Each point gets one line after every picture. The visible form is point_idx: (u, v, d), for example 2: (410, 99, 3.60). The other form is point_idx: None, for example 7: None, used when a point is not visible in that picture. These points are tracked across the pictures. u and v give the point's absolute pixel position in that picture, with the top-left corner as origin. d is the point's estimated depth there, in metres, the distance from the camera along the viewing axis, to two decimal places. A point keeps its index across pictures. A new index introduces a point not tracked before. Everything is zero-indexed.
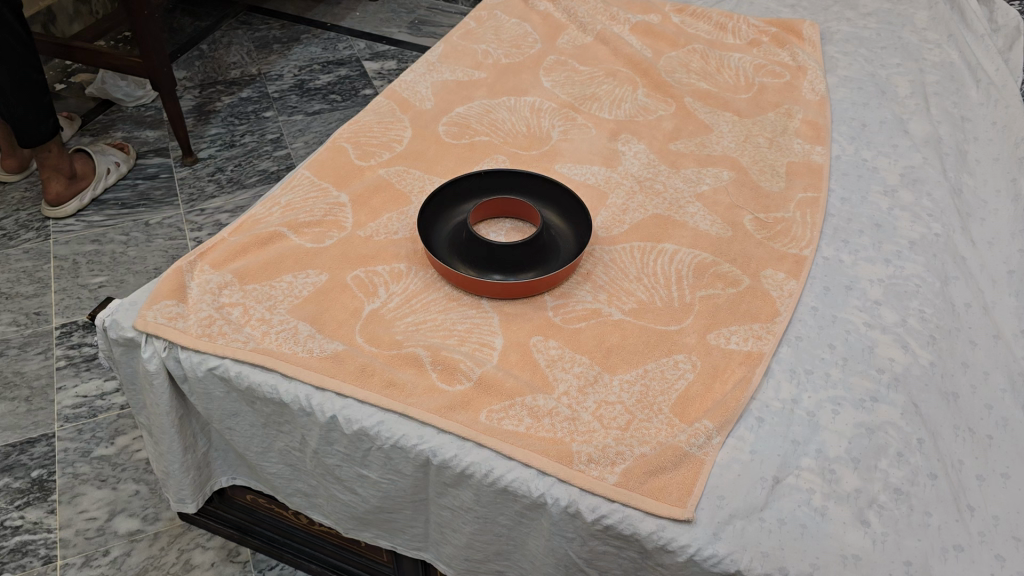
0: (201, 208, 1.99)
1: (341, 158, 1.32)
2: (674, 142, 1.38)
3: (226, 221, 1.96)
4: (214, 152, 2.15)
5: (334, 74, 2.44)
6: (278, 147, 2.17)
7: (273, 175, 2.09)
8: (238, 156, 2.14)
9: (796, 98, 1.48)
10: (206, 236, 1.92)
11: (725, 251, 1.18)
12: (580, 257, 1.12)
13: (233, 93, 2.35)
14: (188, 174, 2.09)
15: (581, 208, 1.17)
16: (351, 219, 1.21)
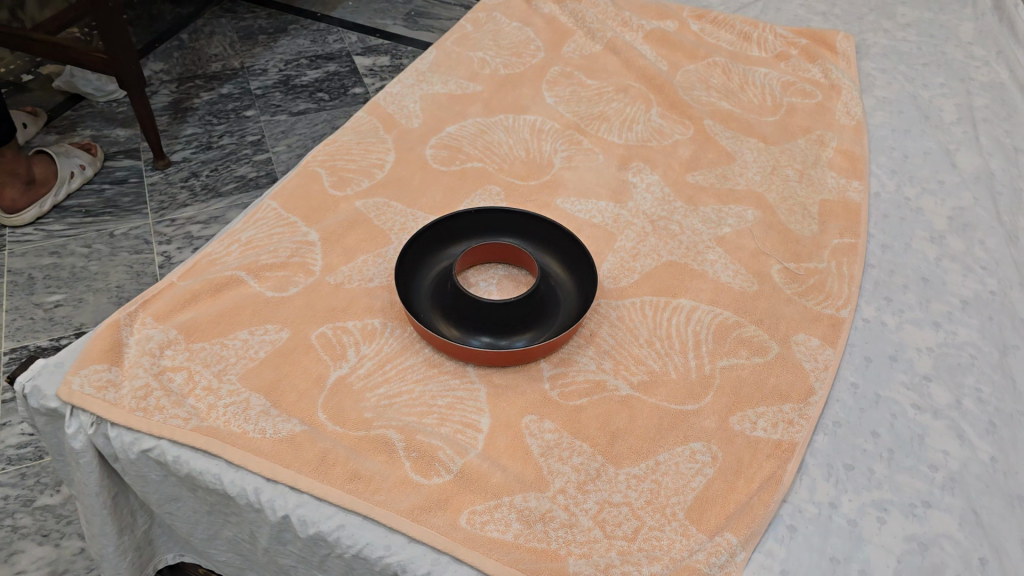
0: (171, 219, 1.83)
1: (313, 186, 1.16)
2: (692, 173, 1.22)
3: (198, 234, 1.80)
4: (189, 155, 1.99)
5: (323, 70, 2.28)
6: (258, 151, 2.01)
7: (251, 183, 1.93)
8: (215, 160, 1.98)
9: (829, 122, 1.32)
10: (175, 251, 1.76)
11: (749, 310, 1.02)
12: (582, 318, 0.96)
13: (213, 89, 2.19)
14: (159, 179, 1.92)
15: (586, 259, 1.01)
16: (321, 261, 1.05)
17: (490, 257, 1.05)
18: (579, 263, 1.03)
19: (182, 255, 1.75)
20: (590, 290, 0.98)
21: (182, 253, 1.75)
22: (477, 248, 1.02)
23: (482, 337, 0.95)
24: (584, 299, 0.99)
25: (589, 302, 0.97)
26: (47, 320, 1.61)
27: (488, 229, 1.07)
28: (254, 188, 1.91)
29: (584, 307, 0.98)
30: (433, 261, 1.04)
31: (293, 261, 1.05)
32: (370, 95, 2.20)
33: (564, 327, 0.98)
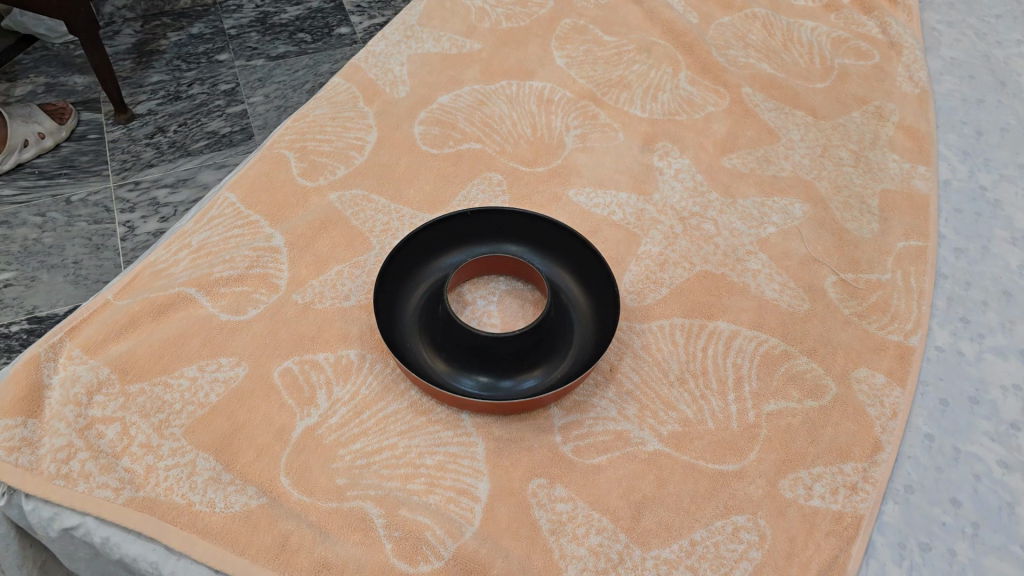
0: (134, 181, 1.64)
1: (280, 173, 0.97)
2: (728, 155, 1.03)
3: (164, 200, 1.61)
4: (155, 106, 1.79)
5: (304, 6, 2.05)
6: (232, 102, 1.80)
7: (224, 139, 1.73)
8: (185, 113, 1.78)
9: (888, 90, 1.12)
10: (138, 219, 1.58)
11: (800, 336, 0.85)
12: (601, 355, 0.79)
13: (181, 29, 1.96)
14: (121, 135, 1.73)
15: (606, 277, 0.84)
16: (287, 273, 0.88)
17: (491, 270, 0.88)
18: (597, 280, 0.85)
19: (147, 225, 1.57)
20: (610, 319, 0.81)
21: (146, 222, 1.57)
22: (476, 261, 0.84)
23: (478, 378, 0.79)
24: (603, 328, 0.82)
25: (609, 336, 0.80)
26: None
27: (489, 234, 0.90)
28: (228, 146, 1.72)
29: (602, 340, 0.81)
30: (423, 274, 0.87)
31: (254, 274, 0.88)
32: (357, 37, 1.98)
33: (578, 365, 0.81)
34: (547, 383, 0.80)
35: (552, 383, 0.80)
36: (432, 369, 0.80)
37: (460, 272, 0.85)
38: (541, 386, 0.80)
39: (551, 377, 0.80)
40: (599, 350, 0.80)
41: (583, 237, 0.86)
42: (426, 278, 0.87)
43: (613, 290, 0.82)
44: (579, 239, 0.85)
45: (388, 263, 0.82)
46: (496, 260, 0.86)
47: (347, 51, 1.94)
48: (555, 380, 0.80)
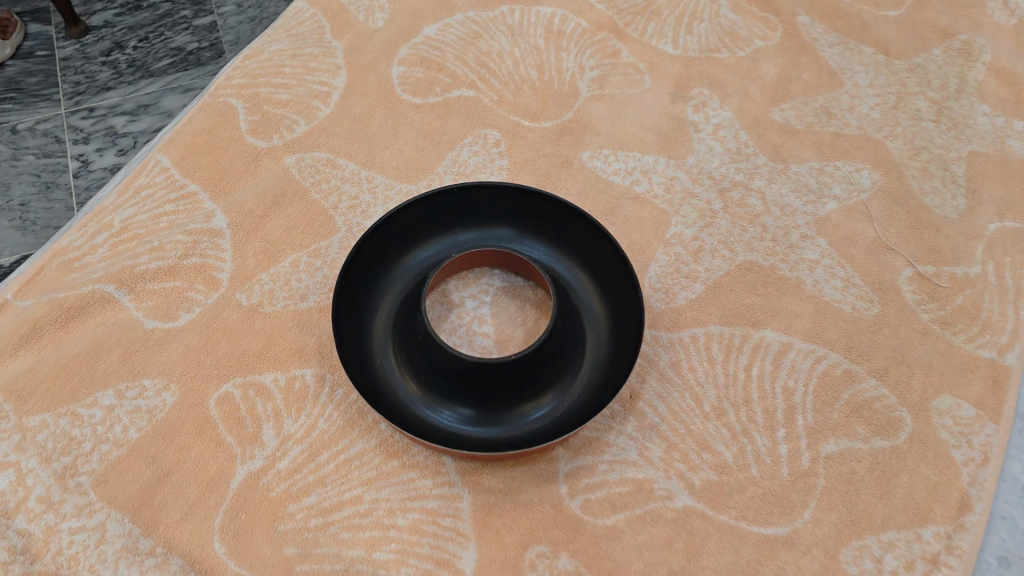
0: (89, 107, 1.42)
1: (225, 130, 0.79)
2: (780, 106, 0.83)
3: (123, 128, 1.39)
4: (112, 17, 1.56)
5: None
6: (199, 12, 1.55)
7: (189, 55, 1.49)
8: (145, 25, 1.54)
9: (978, 18, 0.91)
10: (94, 152, 1.36)
11: (868, 351, 0.69)
12: (618, 381, 0.63)
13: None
14: (74, 52, 1.50)
15: (625, 279, 0.66)
16: (230, 265, 0.71)
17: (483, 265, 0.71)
18: (613, 281, 0.68)
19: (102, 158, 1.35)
20: (629, 335, 0.64)
21: (102, 155, 1.35)
22: (461, 258, 0.67)
23: (466, 411, 0.63)
24: (622, 345, 0.65)
25: (628, 358, 0.63)
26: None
27: (482, 217, 0.72)
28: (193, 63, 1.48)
29: (620, 361, 0.64)
30: (400, 270, 0.70)
31: (189, 265, 0.71)
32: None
33: (591, 393, 0.65)
34: (551, 417, 0.64)
35: (558, 417, 0.64)
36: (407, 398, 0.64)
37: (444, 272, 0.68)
38: (543, 420, 0.64)
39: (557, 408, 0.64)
40: (616, 376, 0.63)
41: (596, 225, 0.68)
42: (404, 276, 0.70)
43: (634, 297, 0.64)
44: (591, 227, 0.67)
45: (352, 263, 0.65)
46: (489, 255, 0.68)
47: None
48: (561, 413, 0.64)
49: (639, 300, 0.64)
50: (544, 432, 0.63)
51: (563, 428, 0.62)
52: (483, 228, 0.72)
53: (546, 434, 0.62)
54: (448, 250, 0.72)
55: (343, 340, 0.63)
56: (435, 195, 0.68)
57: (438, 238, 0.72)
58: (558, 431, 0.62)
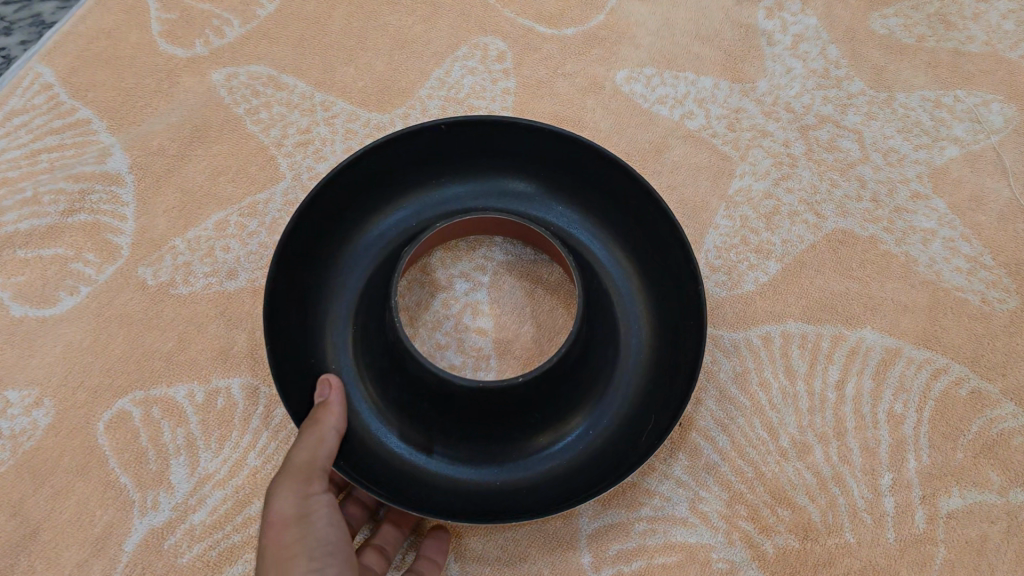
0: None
1: (129, 31, 0.58)
2: (882, 10, 0.62)
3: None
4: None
5: None
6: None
7: None
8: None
9: None
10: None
11: (1001, 363, 0.51)
12: (668, 404, 0.45)
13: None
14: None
15: (677, 262, 0.47)
16: (132, 226, 0.51)
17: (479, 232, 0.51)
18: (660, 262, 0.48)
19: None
20: (682, 343, 0.46)
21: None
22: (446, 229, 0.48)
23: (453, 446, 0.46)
24: (674, 349, 0.47)
25: (682, 373, 0.45)
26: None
27: (478, 163, 0.52)
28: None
29: (668, 380, 0.46)
30: (365, 237, 0.51)
31: (76, 224, 0.51)
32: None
33: (627, 420, 0.47)
34: (571, 455, 0.46)
35: (580, 457, 0.46)
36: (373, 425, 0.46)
37: (426, 245, 0.48)
38: (560, 460, 0.46)
39: (579, 442, 0.47)
40: (661, 403, 0.45)
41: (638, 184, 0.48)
42: (371, 245, 0.51)
43: (691, 291, 0.45)
44: (631, 187, 0.48)
45: (295, 236, 0.46)
46: (488, 221, 0.49)
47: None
48: (585, 450, 0.46)
49: (699, 298, 0.45)
50: (560, 479, 0.45)
51: (589, 478, 0.44)
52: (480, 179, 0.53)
53: (564, 485, 0.45)
54: (432, 209, 0.53)
55: (281, 345, 0.45)
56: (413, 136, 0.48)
57: (418, 191, 0.52)
58: (580, 482, 0.44)
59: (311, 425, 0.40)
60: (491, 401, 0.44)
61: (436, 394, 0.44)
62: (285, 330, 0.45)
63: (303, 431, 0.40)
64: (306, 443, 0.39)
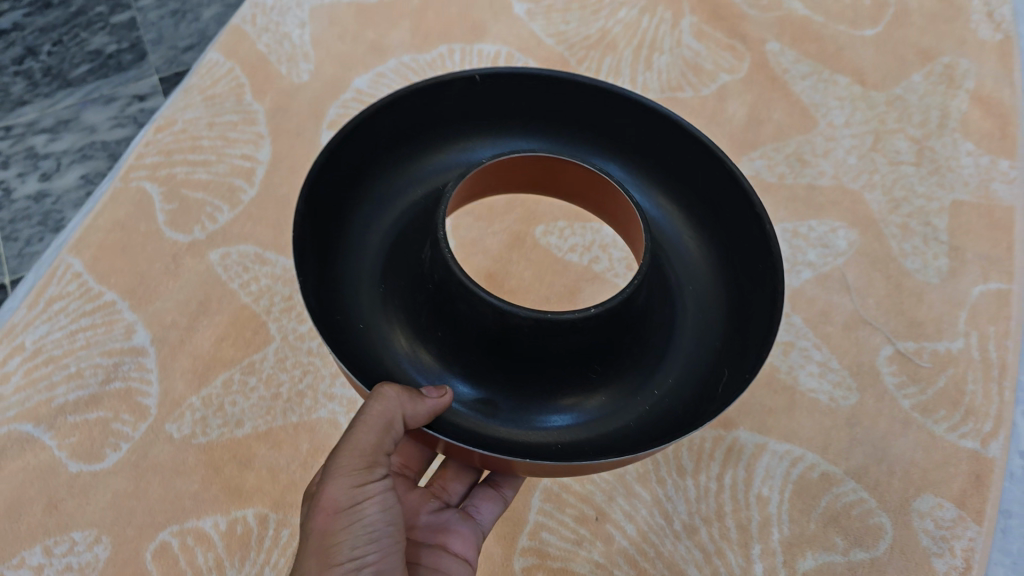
0: (4, 128, 1.32)
1: (139, 222, 0.74)
2: (750, 154, 0.77)
3: (44, 149, 1.30)
4: (21, 19, 1.44)
5: None
6: (116, 7, 1.45)
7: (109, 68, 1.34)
8: (57, 26, 1.43)
9: (958, 39, 0.84)
10: (16, 179, 1.27)
11: (845, 448, 0.65)
12: (746, 308, 0.54)
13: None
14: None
15: (744, 204, 0.54)
16: (156, 387, 0.67)
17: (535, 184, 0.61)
18: (733, 207, 0.56)
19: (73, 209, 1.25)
20: (759, 280, 0.53)
21: (23, 182, 1.26)
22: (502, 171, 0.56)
23: (527, 406, 0.52)
24: (741, 279, 0.56)
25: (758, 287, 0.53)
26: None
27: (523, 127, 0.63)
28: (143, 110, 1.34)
29: (747, 329, 0.53)
30: (422, 175, 0.61)
31: (112, 391, 0.67)
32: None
33: (703, 363, 0.54)
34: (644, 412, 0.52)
35: (656, 411, 0.52)
36: (414, 374, 0.53)
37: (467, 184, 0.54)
38: (635, 420, 0.52)
39: (660, 376, 0.54)
40: (746, 356, 0.51)
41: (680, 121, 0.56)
42: (433, 168, 0.62)
43: (759, 224, 0.53)
44: (688, 127, 0.55)
45: (342, 192, 0.56)
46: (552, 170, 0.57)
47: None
48: (669, 370, 0.54)
49: (774, 241, 0.51)
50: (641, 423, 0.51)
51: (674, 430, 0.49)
52: (558, 147, 0.63)
53: (636, 428, 0.51)
54: (429, 180, 0.61)
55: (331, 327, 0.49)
56: (450, 85, 0.57)
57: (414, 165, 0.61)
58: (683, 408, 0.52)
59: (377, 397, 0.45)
60: (561, 342, 0.49)
61: (501, 334, 0.49)
62: (324, 276, 0.52)
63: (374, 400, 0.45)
64: (384, 418, 0.45)
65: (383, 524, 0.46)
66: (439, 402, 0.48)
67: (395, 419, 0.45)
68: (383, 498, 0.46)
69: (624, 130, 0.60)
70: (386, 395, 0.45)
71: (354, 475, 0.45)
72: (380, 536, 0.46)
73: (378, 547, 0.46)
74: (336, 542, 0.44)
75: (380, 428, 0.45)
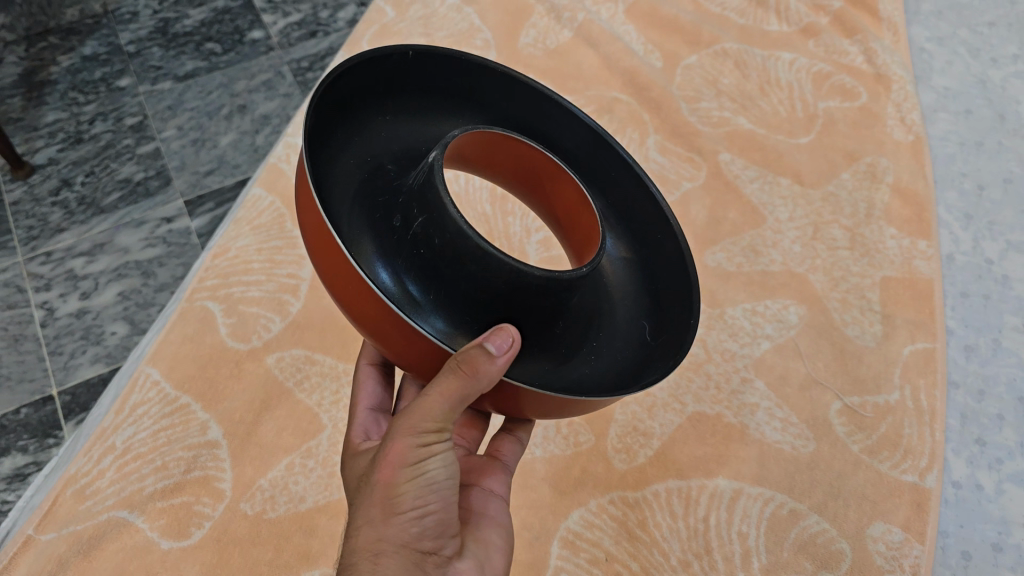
0: (46, 252, 1.35)
1: (206, 336, 0.88)
2: (712, 248, 0.92)
3: (82, 271, 1.34)
4: (55, 153, 1.45)
5: (208, 7, 1.65)
6: (142, 139, 1.47)
7: (139, 188, 1.42)
8: (89, 158, 1.45)
9: (879, 139, 1.00)
10: (57, 299, 1.31)
11: (808, 488, 0.78)
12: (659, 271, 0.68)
13: (72, 49, 1.57)
14: (23, 195, 1.41)
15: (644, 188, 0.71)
16: (231, 473, 0.80)
17: (488, 162, 0.67)
18: (637, 199, 0.72)
19: (112, 325, 1.28)
20: (664, 249, 0.68)
21: (65, 301, 1.30)
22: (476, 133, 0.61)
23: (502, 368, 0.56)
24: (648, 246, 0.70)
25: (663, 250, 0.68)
26: (7, 476, 1.15)
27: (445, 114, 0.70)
28: (171, 231, 1.38)
29: (658, 292, 0.67)
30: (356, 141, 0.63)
31: (192, 479, 0.80)
32: (273, 41, 1.60)
33: (632, 322, 0.66)
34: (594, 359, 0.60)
35: (605, 364, 0.61)
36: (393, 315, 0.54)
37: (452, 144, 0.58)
38: (591, 369, 0.59)
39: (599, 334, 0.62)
40: (671, 311, 0.65)
41: (588, 118, 0.71)
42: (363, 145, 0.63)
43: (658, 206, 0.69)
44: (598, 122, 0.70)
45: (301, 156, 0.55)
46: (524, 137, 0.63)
47: (289, 84, 1.55)
48: (613, 337, 0.63)
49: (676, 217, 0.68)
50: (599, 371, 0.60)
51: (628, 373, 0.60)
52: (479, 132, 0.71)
53: (601, 378, 0.59)
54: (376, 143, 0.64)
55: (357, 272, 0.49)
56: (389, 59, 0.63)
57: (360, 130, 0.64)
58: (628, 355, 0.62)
59: (454, 374, 0.50)
60: (549, 300, 0.55)
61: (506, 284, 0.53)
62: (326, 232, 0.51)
63: (455, 377, 0.50)
64: (461, 394, 0.51)
65: (442, 477, 0.55)
66: (508, 355, 0.51)
67: (467, 390, 0.51)
68: (442, 457, 0.55)
69: (532, 122, 0.73)
70: (458, 370, 0.50)
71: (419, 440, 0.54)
72: (438, 488, 0.55)
73: (437, 497, 0.55)
74: (402, 497, 0.54)
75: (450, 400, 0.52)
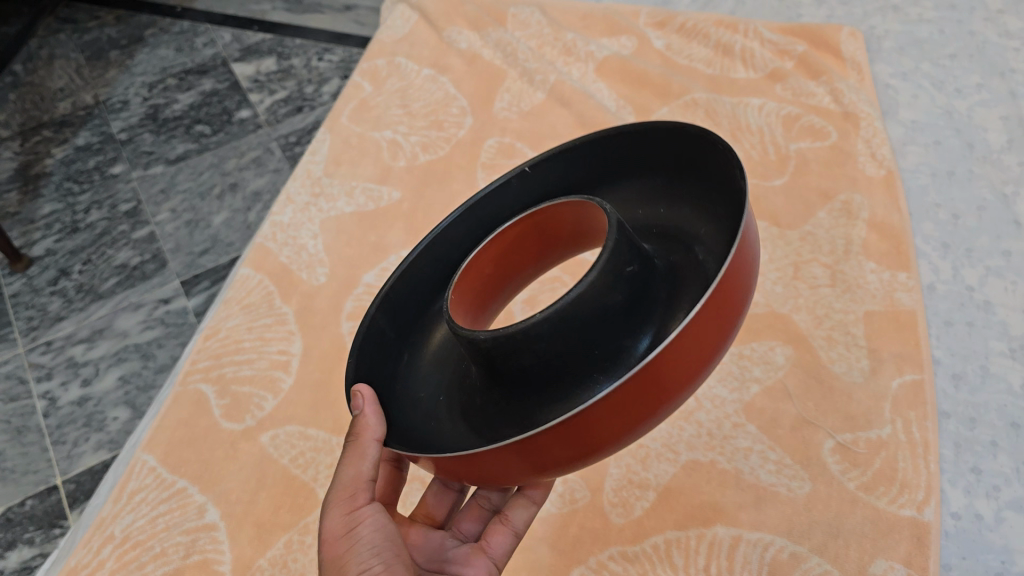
0: (46, 341, 1.37)
1: (202, 419, 0.89)
2: None
3: (82, 357, 1.35)
4: (52, 244, 1.49)
5: (196, 91, 1.68)
6: (137, 224, 1.50)
7: (134, 272, 1.44)
8: (86, 247, 1.47)
9: (852, 175, 1.02)
10: (58, 387, 1.32)
11: (806, 530, 0.78)
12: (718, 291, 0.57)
13: (65, 141, 1.62)
14: (22, 287, 1.44)
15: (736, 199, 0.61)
16: (231, 554, 0.80)
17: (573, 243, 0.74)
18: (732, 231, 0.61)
19: (113, 411, 1.28)
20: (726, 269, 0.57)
21: (66, 390, 1.31)
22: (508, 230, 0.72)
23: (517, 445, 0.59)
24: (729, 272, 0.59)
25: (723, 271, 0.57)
26: (15, 570, 1.14)
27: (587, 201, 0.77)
28: (168, 312, 1.38)
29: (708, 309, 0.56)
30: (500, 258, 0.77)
31: (193, 563, 0.80)
32: (261, 118, 1.61)
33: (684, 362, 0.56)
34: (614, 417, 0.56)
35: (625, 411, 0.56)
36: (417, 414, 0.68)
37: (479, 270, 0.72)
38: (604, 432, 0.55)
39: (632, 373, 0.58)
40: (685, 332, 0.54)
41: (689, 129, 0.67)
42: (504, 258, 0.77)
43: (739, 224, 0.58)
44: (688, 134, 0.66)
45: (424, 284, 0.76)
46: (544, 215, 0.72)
47: (278, 159, 1.55)
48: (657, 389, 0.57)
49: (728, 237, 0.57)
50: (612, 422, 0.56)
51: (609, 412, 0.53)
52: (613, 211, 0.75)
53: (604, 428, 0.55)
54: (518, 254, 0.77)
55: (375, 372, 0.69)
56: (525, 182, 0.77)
57: None
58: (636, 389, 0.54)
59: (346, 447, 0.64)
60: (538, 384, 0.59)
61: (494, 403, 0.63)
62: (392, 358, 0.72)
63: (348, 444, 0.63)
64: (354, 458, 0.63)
65: (379, 537, 0.61)
66: (373, 405, 0.63)
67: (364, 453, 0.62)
68: (374, 520, 0.62)
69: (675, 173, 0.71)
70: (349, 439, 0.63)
71: (349, 506, 0.62)
72: (377, 548, 0.60)
73: (381, 557, 0.60)
74: (344, 557, 0.60)
75: (356, 464, 0.62)
